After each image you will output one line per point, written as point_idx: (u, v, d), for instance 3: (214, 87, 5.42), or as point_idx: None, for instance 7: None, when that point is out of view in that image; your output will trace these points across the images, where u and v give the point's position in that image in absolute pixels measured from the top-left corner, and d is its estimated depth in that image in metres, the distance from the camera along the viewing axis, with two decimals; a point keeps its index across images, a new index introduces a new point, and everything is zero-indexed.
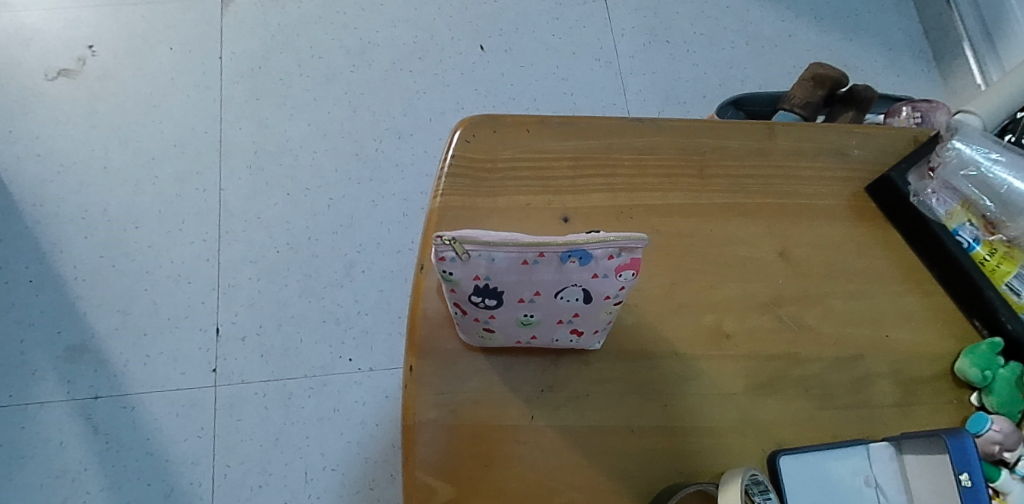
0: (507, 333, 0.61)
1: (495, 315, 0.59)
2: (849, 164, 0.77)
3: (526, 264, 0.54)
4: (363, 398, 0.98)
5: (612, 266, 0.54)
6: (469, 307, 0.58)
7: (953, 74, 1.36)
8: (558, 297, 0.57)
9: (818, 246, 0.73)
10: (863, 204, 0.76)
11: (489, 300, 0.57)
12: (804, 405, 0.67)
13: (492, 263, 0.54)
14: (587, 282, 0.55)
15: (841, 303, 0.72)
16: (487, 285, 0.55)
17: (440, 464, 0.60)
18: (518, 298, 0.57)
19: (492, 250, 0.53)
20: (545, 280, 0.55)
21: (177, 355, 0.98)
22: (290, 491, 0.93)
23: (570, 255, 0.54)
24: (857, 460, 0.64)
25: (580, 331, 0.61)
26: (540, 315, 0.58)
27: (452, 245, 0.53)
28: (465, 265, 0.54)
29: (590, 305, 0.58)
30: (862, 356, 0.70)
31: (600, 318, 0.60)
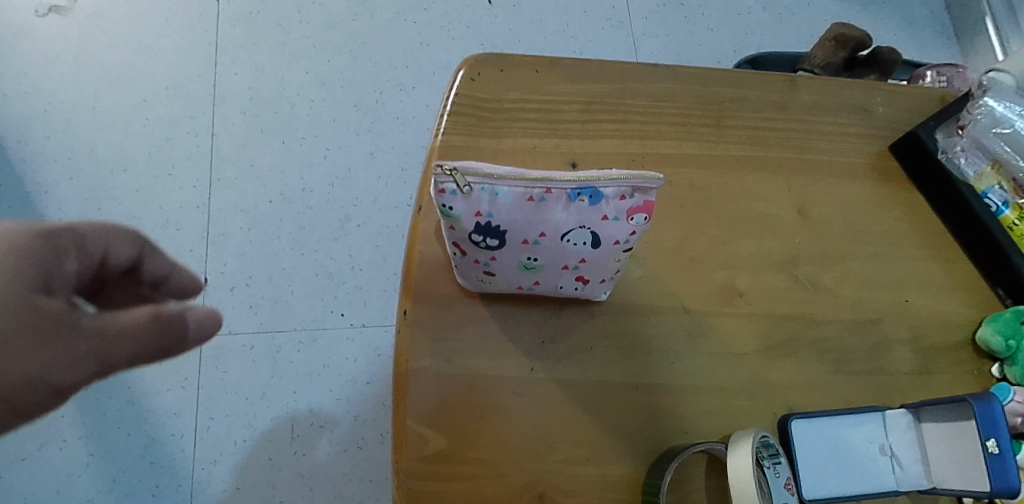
0: (507, 279, 0.59)
1: (496, 257, 0.56)
2: (874, 121, 0.72)
3: (532, 200, 0.53)
4: (355, 355, 0.94)
5: (622, 208, 0.53)
6: (469, 248, 0.56)
7: (974, 50, 1.31)
8: (564, 240, 0.55)
9: (840, 205, 0.69)
10: (886, 165, 0.71)
11: (491, 239, 0.54)
12: (816, 368, 0.64)
13: (497, 197, 0.52)
14: (596, 225, 0.54)
15: (861, 265, 0.68)
16: (489, 223, 0.53)
17: (433, 412, 0.58)
18: (522, 239, 0.54)
19: (497, 182, 0.52)
20: (552, 220, 0.53)
21: None
22: (276, 447, 0.89)
23: (579, 193, 0.53)
24: (873, 427, 0.61)
25: (584, 281, 0.59)
26: (544, 260, 0.56)
27: (454, 175, 0.52)
28: (467, 199, 0.52)
29: (596, 251, 0.56)
30: (880, 321, 0.66)
31: (607, 267, 0.58)
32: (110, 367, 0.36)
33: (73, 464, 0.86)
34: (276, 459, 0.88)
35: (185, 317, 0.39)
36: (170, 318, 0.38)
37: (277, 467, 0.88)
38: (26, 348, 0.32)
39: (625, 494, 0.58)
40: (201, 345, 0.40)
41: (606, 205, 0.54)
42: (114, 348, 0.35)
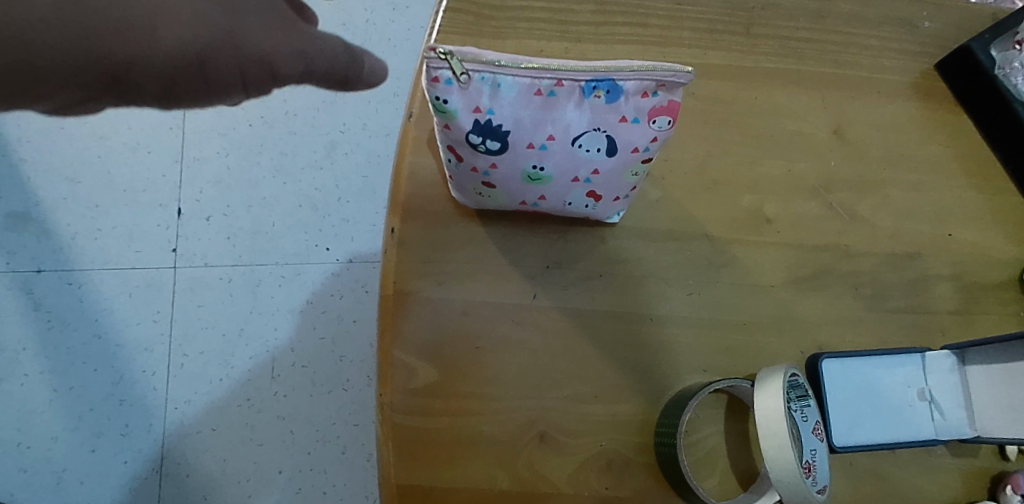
0: (509, 193, 0.52)
1: (495, 165, 0.49)
2: (917, 37, 0.63)
3: (540, 93, 0.46)
4: (340, 291, 0.87)
5: (642, 108, 0.46)
6: (465, 152, 0.49)
7: None
8: (576, 145, 0.48)
9: (881, 126, 0.61)
10: (930, 85, 0.63)
11: (490, 141, 0.47)
12: (850, 304, 0.57)
13: (498, 88, 0.45)
14: (612, 127, 0.47)
15: (903, 193, 0.60)
16: (490, 121, 0.46)
17: (422, 339, 0.52)
18: (526, 142, 0.47)
19: (499, 70, 0.45)
20: (562, 120, 0.46)
21: (133, 232, 0.86)
22: (253, 387, 0.83)
23: (594, 86, 0.46)
24: (911, 370, 0.55)
25: (597, 199, 0.52)
26: (552, 170, 0.49)
27: (448, 60, 0.44)
28: (464, 89, 0.45)
29: (612, 160, 0.49)
30: (921, 255, 0.59)
31: (623, 182, 0.51)
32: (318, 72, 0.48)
33: (35, 400, 0.80)
34: (254, 400, 0.82)
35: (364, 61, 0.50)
36: (357, 51, 0.49)
37: (255, 408, 0.82)
38: (273, 33, 0.47)
39: (635, 436, 0.52)
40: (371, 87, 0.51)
41: (625, 103, 0.46)
42: (316, 53, 0.48)
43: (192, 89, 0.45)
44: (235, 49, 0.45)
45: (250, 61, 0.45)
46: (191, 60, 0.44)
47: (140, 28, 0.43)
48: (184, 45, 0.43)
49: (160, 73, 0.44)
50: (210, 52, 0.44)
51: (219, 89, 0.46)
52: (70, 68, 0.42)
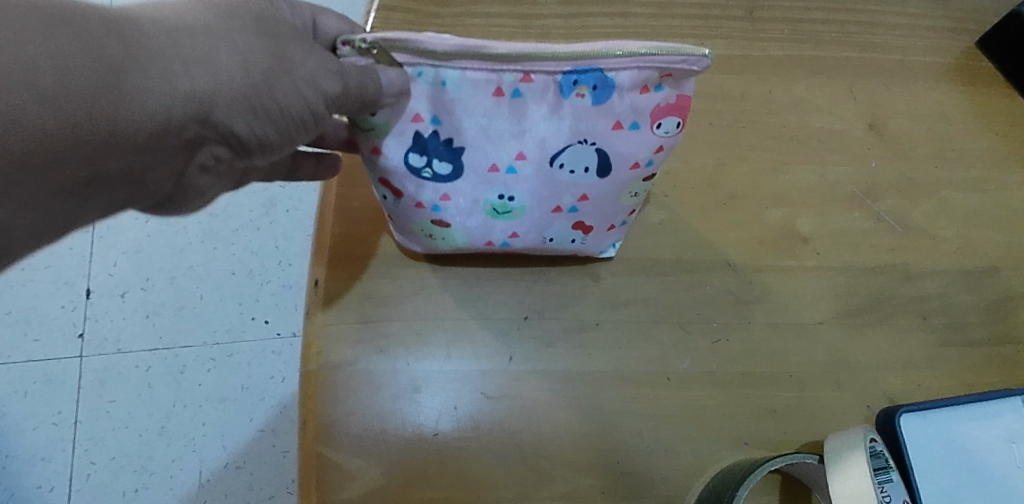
0: (468, 232, 0.40)
1: (448, 194, 0.38)
2: (953, 12, 0.53)
3: (502, 93, 0.34)
4: (282, 373, 0.73)
5: (642, 108, 0.34)
6: (406, 182, 0.37)
7: None
8: (554, 163, 0.36)
9: (923, 117, 0.50)
10: (974, 66, 0.52)
11: (439, 162, 0.36)
12: (920, 340, 0.44)
13: (444, 88, 0.33)
14: (601, 135, 0.35)
15: (962, 195, 0.48)
16: (434, 134, 0.35)
17: (359, 431, 0.38)
18: (488, 163, 0.36)
19: (444, 63, 0.32)
20: (534, 130, 0.35)
21: (30, 315, 0.71)
22: (176, 497, 0.68)
23: (578, 81, 0.33)
24: (1012, 419, 0.41)
25: (584, 230, 0.41)
26: (524, 196, 0.38)
27: (371, 52, 0.32)
28: (395, 92, 0.33)
29: (603, 179, 0.37)
30: (998, 270, 0.47)
31: (619, 205, 0.40)
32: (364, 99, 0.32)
33: None
34: None
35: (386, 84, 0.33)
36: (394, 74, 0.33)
37: None
38: (304, 51, 0.29)
39: None
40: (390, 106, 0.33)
41: (619, 103, 0.34)
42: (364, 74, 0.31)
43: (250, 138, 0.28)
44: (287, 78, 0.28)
45: (308, 86, 0.29)
46: (249, 105, 0.27)
47: (186, 60, 0.26)
48: (237, 85, 0.27)
49: (224, 124, 0.27)
50: (265, 91, 0.28)
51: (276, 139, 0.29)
52: (142, 125, 0.25)
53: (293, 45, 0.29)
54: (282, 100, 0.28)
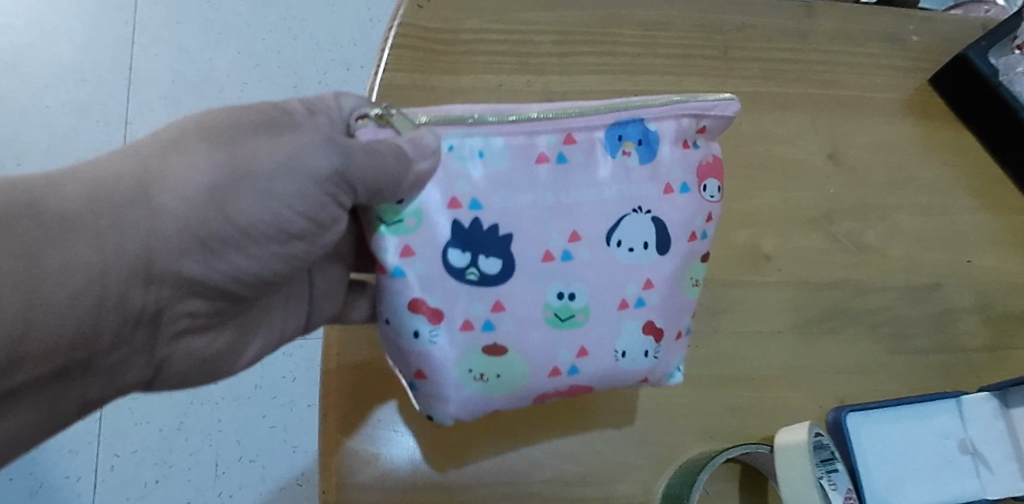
0: (525, 354, 0.40)
1: (499, 298, 0.39)
2: (907, 53, 0.59)
3: (547, 158, 0.39)
4: (292, 373, 0.78)
5: (687, 163, 0.42)
6: (445, 291, 0.38)
7: None
8: (613, 239, 0.40)
9: (879, 148, 0.56)
10: (926, 101, 0.58)
11: (484, 257, 0.38)
12: (870, 348, 0.50)
13: (480, 159, 0.38)
14: (653, 197, 0.41)
15: (910, 219, 0.54)
16: (474, 218, 0.38)
17: (374, 422, 0.43)
18: (544, 248, 0.39)
19: (479, 137, 0.38)
20: (584, 200, 0.40)
21: None
22: (194, 488, 0.74)
23: (626, 136, 0.41)
24: (948, 419, 0.47)
25: (653, 338, 0.42)
26: (586, 289, 0.40)
27: (390, 122, 0.37)
28: (436, 165, 0.37)
29: (665, 255, 0.42)
30: (942, 285, 0.53)
31: (681, 292, 0.43)
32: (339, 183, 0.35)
33: None
34: None
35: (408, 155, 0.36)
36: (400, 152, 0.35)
37: None
38: (267, 156, 0.33)
39: None
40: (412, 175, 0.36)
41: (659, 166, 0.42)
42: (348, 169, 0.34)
43: (198, 270, 0.33)
44: (238, 204, 0.32)
45: (263, 208, 0.33)
46: (189, 246, 0.31)
47: (123, 225, 0.30)
48: (176, 231, 0.31)
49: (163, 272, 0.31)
50: (213, 226, 0.32)
51: (226, 263, 0.33)
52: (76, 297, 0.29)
53: (243, 156, 0.33)
54: (227, 233, 0.32)
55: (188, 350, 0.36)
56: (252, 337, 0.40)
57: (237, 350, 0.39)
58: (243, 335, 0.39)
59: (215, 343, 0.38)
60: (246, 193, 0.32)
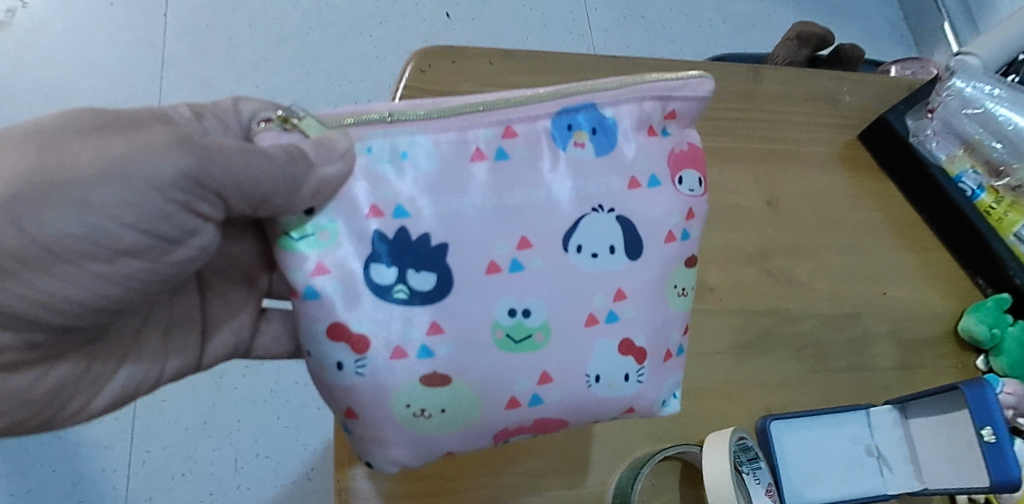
0: (468, 379, 0.40)
1: (436, 311, 0.40)
2: (840, 112, 0.69)
3: (483, 155, 0.41)
4: (304, 379, 0.88)
5: (651, 152, 0.45)
6: (367, 316, 0.39)
7: (931, 44, 1.23)
8: (569, 245, 0.42)
9: (811, 196, 0.66)
10: (856, 154, 0.68)
11: (415, 270, 0.39)
12: (796, 367, 0.59)
13: (404, 160, 0.39)
14: (609, 193, 0.43)
15: (836, 257, 0.64)
16: (402, 229, 0.39)
17: None
18: (485, 260, 0.40)
19: (403, 138, 0.40)
20: (530, 204, 0.41)
21: None
22: (216, 481, 0.83)
23: (577, 126, 0.43)
24: (857, 427, 0.57)
25: (635, 360, 0.44)
26: (542, 306, 0.41)
27: (297, 128, 0.39)
28: (352, 165, 0.38)
29: (636, 260, 0.44)
30: (859, 314, 0.62)
31: (662, 308, 0.45)
32: (195, 191, 0.34)
33: None
34: (216, 494, 0.82)
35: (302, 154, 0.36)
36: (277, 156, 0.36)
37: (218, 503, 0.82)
38: (104, 154, 0.31)
39: None
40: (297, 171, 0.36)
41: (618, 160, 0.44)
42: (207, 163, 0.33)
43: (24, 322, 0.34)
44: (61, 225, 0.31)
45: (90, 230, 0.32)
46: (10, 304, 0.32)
47: None
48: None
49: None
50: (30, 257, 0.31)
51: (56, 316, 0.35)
52: None
53: (78, 156, 0.31)
54: None
55: (10, 386, 0.37)
56: (104, 366, 0.42)
57: (82, 382, 0.41)
58: (99, 362, 0.42)
59: (56, 381, 0.40)
60: (57, 205, 0.31)
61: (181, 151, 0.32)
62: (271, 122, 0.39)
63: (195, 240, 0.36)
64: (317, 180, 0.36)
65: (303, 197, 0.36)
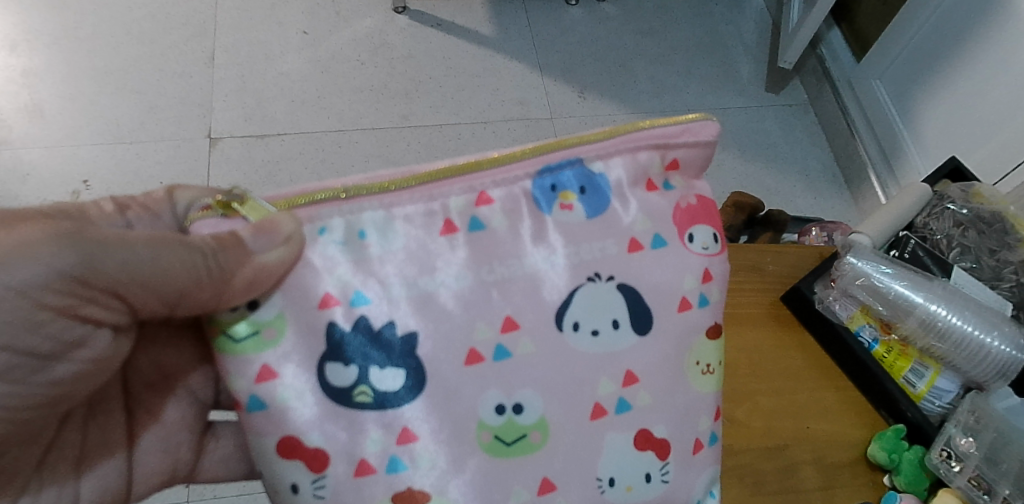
0: (445, 488, 0.51)
1: (402, 409, 0.50)
2: (764, 278, 0.89)
3: (457, 227, 0.52)
4: None
5: (653, 209, 0.56)
6: (327, 432, 0.49)
7: (859, 183, 1.45)
8: (562, 323, 0.54)
9: (745, 349, 0.84)
10: (778, 311, 0.87)
11: (381, 368, 0.50)
12: (739, 492, 0.75)
13: (363, 239, 0.50)
14: (603, 258, 0.55)
15: (767, 399, 0.81)
16: (372, 326, 0.50)
17: None
18: (469, 347, 0.52)
19: (357, 221, 0.50)
20: (514, 288, 0.53)
21: None
22: None
23: (563, 187, 0.55)
24: None
25: (658, 456, 0.57)
26: (535, 401, 0.53)
27: (238, 214, 0.49)
28: (296, 246, 0.48)
29: (644, 334, 0.56)
30: (787, 446, 0.79)
31: (682, 390, 0.57)
32: (79, 294, 0.45)
33: None
34: None
35: (235, 242, 0.47)
36: (193, 245, 0.47)
37: None
38: None
39: None
40: (220, 258, 0.47)
41: (620, 225, 0.55)
42: (96, 267, 0.44)
43: None
44: None
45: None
46: None
47: None
48: None
49: None
50: None
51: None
52: None
53: None
54: None
55: None
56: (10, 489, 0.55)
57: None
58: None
59: None
60: None
61: (67, 254, 0.43)
62: (210, 208, 0.49)
63: (74, 356, 0.48)
64: (252, 268, 0.46)
65: (237, 287, 0.47)
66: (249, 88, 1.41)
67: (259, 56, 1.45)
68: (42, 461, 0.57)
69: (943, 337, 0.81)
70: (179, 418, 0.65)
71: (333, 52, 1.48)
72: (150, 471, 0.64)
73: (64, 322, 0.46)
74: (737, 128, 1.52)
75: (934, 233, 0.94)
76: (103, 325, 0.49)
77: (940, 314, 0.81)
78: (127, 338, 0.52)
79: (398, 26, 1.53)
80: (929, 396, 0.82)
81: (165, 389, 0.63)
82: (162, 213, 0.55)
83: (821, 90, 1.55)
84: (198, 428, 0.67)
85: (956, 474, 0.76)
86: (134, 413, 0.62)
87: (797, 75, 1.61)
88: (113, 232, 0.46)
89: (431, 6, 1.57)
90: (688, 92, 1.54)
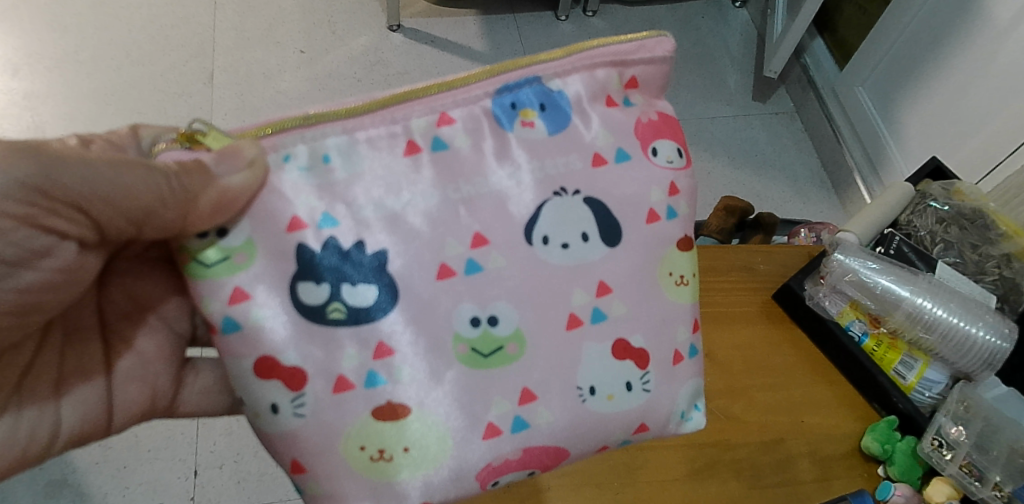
0: (424, 401, 0.51)
1: (380, 322, 0.51)
2: (756, 276, 0.92)
3: (420, 147, 0.53)
4: None
5: (615, 125, 0.58)
6: (304, 355, 0.50)
7: (845, 187, 1.48)
8: (532, 237, 0.55)
9: (739, 345, 0.85)
10: (769, 308, 0.89)
11: (353, 285, 0.50)
12: (736, 487, 0.77)
13: (327, 161, 0.51)
14: (569, 174, 0.56)
15: (761, 395, 0.83)
16: (345, 249, 0.50)
17: None
18: (441, 261, 0.52)
19: (322, 145, 0.51)
20: (484, 214, 0.54)
21: (156, 486, 1.09)
22: None
23: (524, 105, 0.56)
24: None
25: (636, 366, 0.57)
26: (510, 313, 0.54)
27: (203, 144, 0.50)
28: (260, 171, 0.48)
29: (613, 247, 0.57)
30: (783, 440, 0.80)
31: (658, 304, 0.59)
32: (39, 205, 0.45)
33: None
34: None
35: (200, 167, 0.48)
36: (157, 168, 0.47)
37: None
38: None
39: None
40: (184, 181, 0.47)
41: (585, 140, 0.57)
42: (56, 178, 0.44)
43: None
44: None
45: None
46: None
47: None
48: None
49: None
50: None
51: None
52: None
53: None
54: None
55: None
56: None
57: None
58: None
59: None
60: None
61: (26, 162, 0.43)
62: (175, 142, 0.51)
63: (38, 266, 0.48)
64: (216, 191, 0.47)
65: (201, 210, 0.47)
66: (247, 106, 1.43)
67: (256, 75, 1.48)
68: (20, 384, 0.57)
69: (930, 329, 0.83)
70: (156, 348, 0.65)
71: (328, 69, 1.51)
72: (131, 402, 0.63)
73: (27, 231, 0.46)
74: (727, 137, 1.55)
75: (917, 230, 0.97)
76: (67, 238, 0.49)
77: (926, 307, 0.84)
78: (93, 255, 0.52)
79: (393, 43, 1.57)
80: (919, 387, 0.85)
81: (141, 319, 0.63)
82: (127, 146, 0.55)
83: (806, 98, 1.58)
84: (176, 361, 0.67)
85: (948, 461, 0.78)
86: (111, 342, 0.62)
87: (783, 85, 1.65)
88: (75, 151, 0.46)
89: (426, 24, 1.61)
90: (677, 101, 1.57)
